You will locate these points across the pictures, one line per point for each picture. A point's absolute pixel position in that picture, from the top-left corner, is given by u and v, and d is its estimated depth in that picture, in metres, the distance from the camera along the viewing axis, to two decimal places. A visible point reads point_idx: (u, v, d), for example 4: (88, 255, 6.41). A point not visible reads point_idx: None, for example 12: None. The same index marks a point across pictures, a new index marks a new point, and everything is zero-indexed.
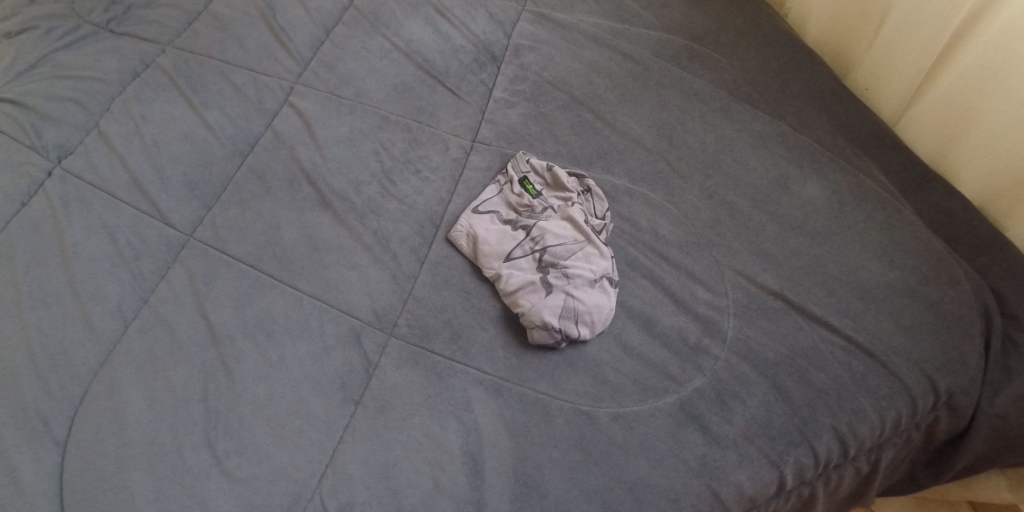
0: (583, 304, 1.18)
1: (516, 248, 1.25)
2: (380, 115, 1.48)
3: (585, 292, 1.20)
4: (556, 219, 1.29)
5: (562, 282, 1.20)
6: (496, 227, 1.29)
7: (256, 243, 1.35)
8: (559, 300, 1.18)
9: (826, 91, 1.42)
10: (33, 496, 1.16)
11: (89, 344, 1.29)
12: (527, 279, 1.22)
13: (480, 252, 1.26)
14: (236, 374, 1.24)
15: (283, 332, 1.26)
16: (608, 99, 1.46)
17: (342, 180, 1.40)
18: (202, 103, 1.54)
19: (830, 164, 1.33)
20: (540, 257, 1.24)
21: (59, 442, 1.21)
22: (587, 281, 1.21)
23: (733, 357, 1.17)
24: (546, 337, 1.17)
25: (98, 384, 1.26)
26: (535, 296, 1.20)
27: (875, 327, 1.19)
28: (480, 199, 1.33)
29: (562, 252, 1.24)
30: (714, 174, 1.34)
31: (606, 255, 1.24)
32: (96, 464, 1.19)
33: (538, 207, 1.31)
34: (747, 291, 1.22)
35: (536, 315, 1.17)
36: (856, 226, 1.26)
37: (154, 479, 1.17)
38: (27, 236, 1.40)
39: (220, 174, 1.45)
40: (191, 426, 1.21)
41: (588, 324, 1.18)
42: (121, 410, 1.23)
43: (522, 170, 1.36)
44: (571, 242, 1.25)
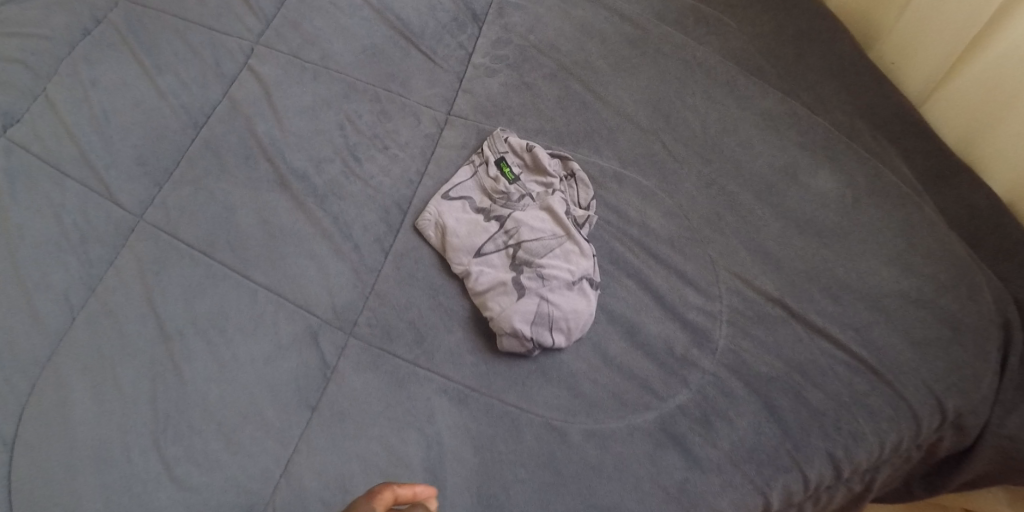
0: (558, 309, 1.07)
1: (487, 242, 1.14)
2: (346, 82, 1.33)
3: (561, 296, 1.08)
4: (534, 209, 1.17)
5: (535, 284, 1.08)
6: (468, 217, 1.17)
7: (208, 229, 1.25)
8: (532, 305, 1.07)
9: (847, 63, 1.26)
10: None
11: (35, 335, 1.21)
12: (498, 279, 1.10)
13: (448, 245, 1.15)
14: (186, 374, 1.16)
15: (236, 329, 1.17)
16: (600, 67, 1.30)
17: (302, 158, 1.27)
18: (156, 67, 1.41)
19: (845, 152, 1.19)
20: (514, 254, 1.12)
21: (5, 443, 1.14)
22: (564, 283, 1.09)
23: (722, 371, 1.06)
24: (517, 345, 1.06)
25: (44, 379, 1.18)
26: (506, 299, 1.08)
27: (882, 341, 1.07)
28: (451, 183, 1.21)
29: (538, 248, 1.11)
30: (714, 158, 1.20)
31: (587, 252, 1.12)
32: (41, 467, 1.11)
33: (515, 194, 1.18)
34: (744, 296, 1.10)
35: (505, 322, 1.06)
36: (869, 226, 1.13)
37: (100, 484, 1.10)
38: None
39: (173, 149, 1.33)
40: (140, 430, 1.13)
41: (563, 332, 1.07)
42: (65, 409, 1.15)
43: (499, 149, 1.22)
44: (549, 237, 1.13)
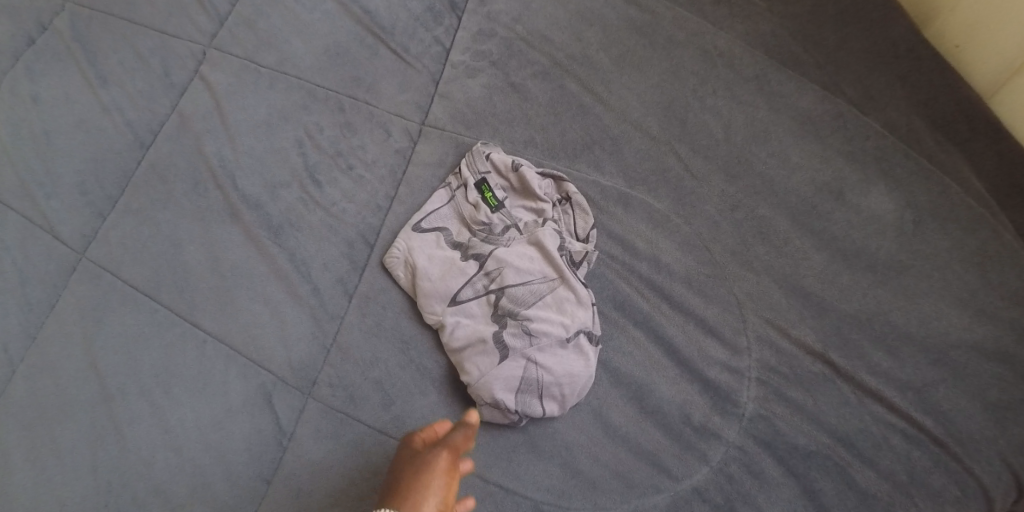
0: (549, 374, 0.89)
1: (464, 287, 0.95)
2: (306, 89, 1.14)
3: (553, 357, 0.90)
4: (521, 244, 0.97)
5: (521, 343, 0.90)
6: (442, 253, 0.98)
7: (152, 268, 1.08)
8: (517, 369, 0.89)
9: (902, 47, 1.02)
10: None
11: None
12: (476, 334, 0.92)
13: (418, 288, 0.96)
14: (131, 441, 1.00)
15: (182, 387, 1.02)
16: (600, 63, 1.10)
17: (255, 182, 1.09)
18: (100, 79, 1.20)
19: (905, 164, 0.98)
20: (496, 302, 0.93)
21: None
22: (557, 341, 0.90)
23: (748, 443, 0.88)
24: (499, 416, 0.89)
25: None
26: (486, 361, 0.90)
27: (948, 403, 0.87)
28: (424, 210, 1.01)
29: (526, 296, 0.93)
30: (741, 174, 1.00)
31: (584, 301, 0.93)
32: None
33: (498, 225, 0.99)
34: (778, 349, 0.91)
35: (486, 390, 0.88)
36: (934, 258, 0.93)
37: None
38: None
39: (117, 173, 1.14)
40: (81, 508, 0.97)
41: (556, 399, 0.89)
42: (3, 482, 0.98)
43: (480, 169, 1.02)
44: (539, 281, 0.94)
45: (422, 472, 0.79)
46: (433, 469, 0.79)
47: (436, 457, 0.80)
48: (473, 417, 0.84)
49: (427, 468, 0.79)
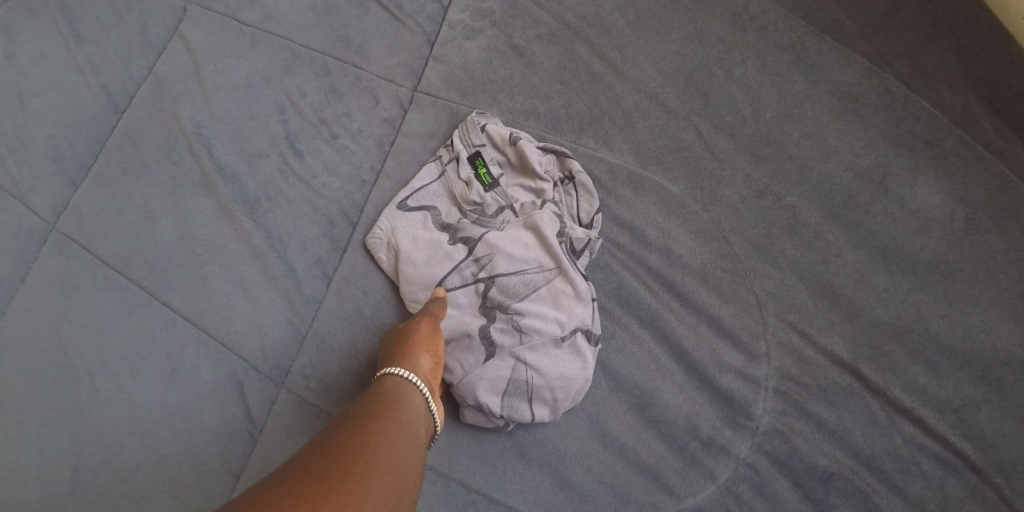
0: (540, 376, 0.79)
1: (450, 274, 0.85)
2: (290, 49, 1.04)
3: (545, 357, 0.80)
4: (516, 228, 0.87)
5: (510, 341, 0.80)
6: (428, 234, 0.88)
7: (123, 241, 0.98)
8: (504, 370, 0.80)
9: (960, 17, 0.88)
10: None
11: None
12: (459, 326, 0.82)
13: (401, 272, 0.87)
14: (95, 427, 0.90)
15: (152, 373, 0.92)
16: (614, 24, 0.98)
17: (231, 151, 1.00)
18: (76, 35, 1.11)
19: (959, 151, 0.86)
20: (484, 291, 0.83)
21: None
22: (551, 340, 0.80)
23: (760, 461, 0.78)
24: (482, 420, 0.80)
25: None
26: (469, 359, 0.81)
27: (992, 428, 0.76)
28: (411, 187, 0.91)
29: (517, 287, 0.83)
30: (769, 156, 0.88)
31: (583, 295, 0.82)
32: None
33: (491, 206, 0.89)
34: (801, 356, 0.81)
35: (469, 392, 0.79)
36: (985, 259, 0.81)
37: None
38: None
39: (89, 137, 1.05)
40: (40, 497, 0.87)
41: (548, 404, 0.80)
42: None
43: (474, 143, 0.92)
44: (533, 270, 0.84)
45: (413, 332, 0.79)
46: (424, 327, 0.80)
47: (422, 319, 0.80)
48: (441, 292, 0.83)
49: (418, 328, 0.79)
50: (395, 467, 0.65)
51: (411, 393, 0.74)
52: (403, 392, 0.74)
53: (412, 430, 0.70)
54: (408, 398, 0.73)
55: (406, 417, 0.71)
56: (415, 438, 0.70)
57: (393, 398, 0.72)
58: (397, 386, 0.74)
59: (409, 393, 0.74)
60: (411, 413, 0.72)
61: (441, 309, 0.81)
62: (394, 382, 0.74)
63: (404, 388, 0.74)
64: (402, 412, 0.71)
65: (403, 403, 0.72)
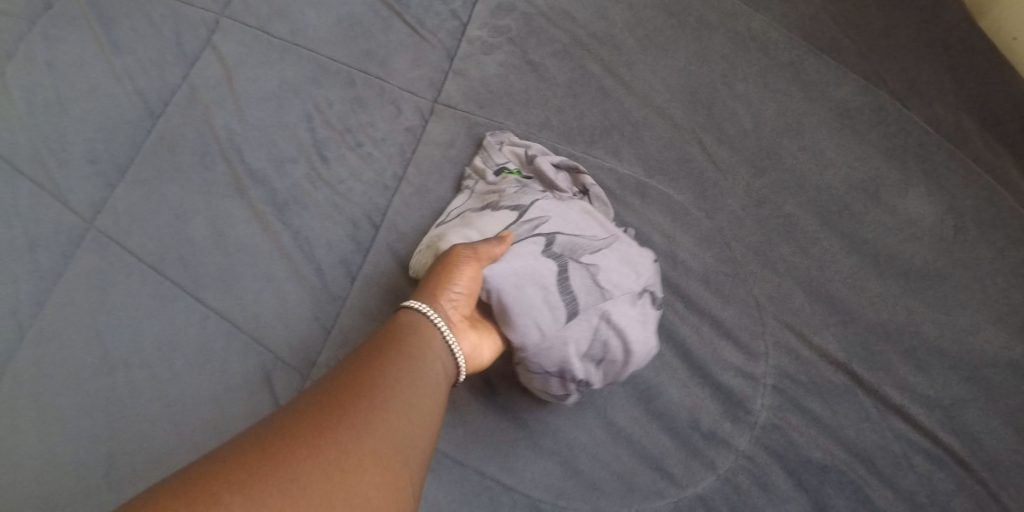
0: (618, 332, 0.82)
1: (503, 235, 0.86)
2: (317, 61, 1.10)
3: (623, 311, 0.83)
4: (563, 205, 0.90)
5: (594, 298, 0.82)
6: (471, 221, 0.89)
7: (158, 239, 1.04)
8: (589, 327, 0.82)
9: (954, 38, 0.95)
10: None
11: None
12: (532, 280, 0.82)
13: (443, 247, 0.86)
14: (130, 413, 0.96)
15: (183, 362, 0.98)
16: (624, 42, 1.04)
17: (261, 156, 1.06)
18: (113, 45, 1.19)
19: (947, 163, 0.91)
20: (548, 247, 0.85)
21: None
22: (628, 296, 0.84)
23: (759, 453, 0.83)
24: (557, 381, 0.82)
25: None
26: (548, 316, 0.81)
27: (979, 426, 0.81)
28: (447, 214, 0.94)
29: (587, 247, 0.86)
30: (769, 167, 0.94)
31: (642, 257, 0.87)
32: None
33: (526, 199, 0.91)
34: (798, 355, 0.86)
35: (556, 352, 0.80)
36: (974, 266, 0.87)
37: None
38: None
39: (127, 142, 1.12)
40: (79, 477, 0.93)
41: (621, 361, 0.82)
42: (9, 450, 0.95)
43: (497, 162, 0.97)
44: (596, 236, 0.88)
45: (445, 266, 0.80)
46: (456, 260, 0.80)
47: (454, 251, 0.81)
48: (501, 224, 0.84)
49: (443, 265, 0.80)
50: (403, 418, 0.67)
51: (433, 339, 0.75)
52: (419, 331, 0.75)
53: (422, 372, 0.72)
54: (420, 341, 0.74)
55: (417, 359, 0.72)
56: (424, 381, 0.71)
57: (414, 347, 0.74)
58: (413, 326, 0.76)
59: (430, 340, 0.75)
60: (420, 355, 0.73)
61: (486, 250, 0.81)
62: (411, 319, 0.76)
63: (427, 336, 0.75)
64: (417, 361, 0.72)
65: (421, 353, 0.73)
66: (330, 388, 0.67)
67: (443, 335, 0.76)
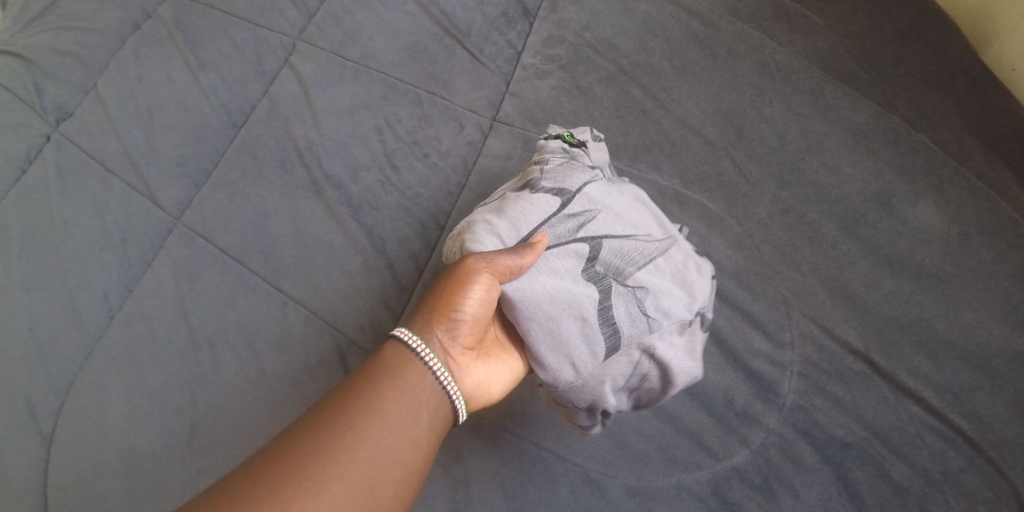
0: (652, 365, 0.92)
1: (542, 227, 0.94)
2: (387, 82, 1.23)
3: (659, 342, 0.92)
4: (618, 209, 0.98)
5: (635, 333, 0.91)
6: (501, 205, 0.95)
7: (242, 234, 1.17)
8: (627, 361, 0.91)
9: (956, 69, 1.08)
10: (13, 494, 1.09)
11: (75, 334, 1.17)
12: (571, 312, 0.89)
13: (470, 237, 0.92)
14: (214, 387, 1.10)
15: (265, 343, 1.11)
16: (663, 70, 1.16)
17: (337, 163, 1.19)
18: (199, 63, 1.32)
19: (953, 178, 1.03)
20: (593, 267, 0.93)
21: (44, 437, 1.13)
22: (668, 327, 0.93)
23: (787, 431, 0.93)
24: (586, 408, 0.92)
25: (82, 382, 1.15)
26: (586, 353, 0.90)
27: (987, 410, 0.91)
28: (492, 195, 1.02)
29: (635, 266, 0.95)
30: (793, 181, 1.06)
31: (688, 276, 0.96)
32: (79, 469, 1.10)
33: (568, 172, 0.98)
34: (820, 345, 0.96)
35: (595, 386, 0.90)
36: (979, 269, 0.97)
37: (128, 489, 1.08)
38: (18, 203, 1.25)
39: (213, 150, 1.25)
40: (168, 439, 1.10)
41: (650, 389, 0.93)
42: (105, 412, 1.12)
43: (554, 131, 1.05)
44: (650, 249, 0.96)
45: (454, 291, 0.86)
46: (464, 275, 0.87)
47: (465, 262, 0.87)
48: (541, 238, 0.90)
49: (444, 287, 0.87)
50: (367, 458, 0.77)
51: (425, 376, 0.83)
52: (400, 373, 0.82)
53: (385, 426, 0.79)
54: (396, 387, 0.81)
55: (382, 413, 0.79)
56: (387, 436, 0.79)
57: (400, 383, 0.82)
58: (394, 365, 0.83)
59: (420, 375, 0.83)
60: (387, 407, 0.80)
61: (503, 264, 0.87)
62: (395, 357, 0.83)
63: (420, 371, 0.83)
64: (400, 398, 0.81)
65: (406, 390, 0.81)
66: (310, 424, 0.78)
67: (436, 376, 0.84)
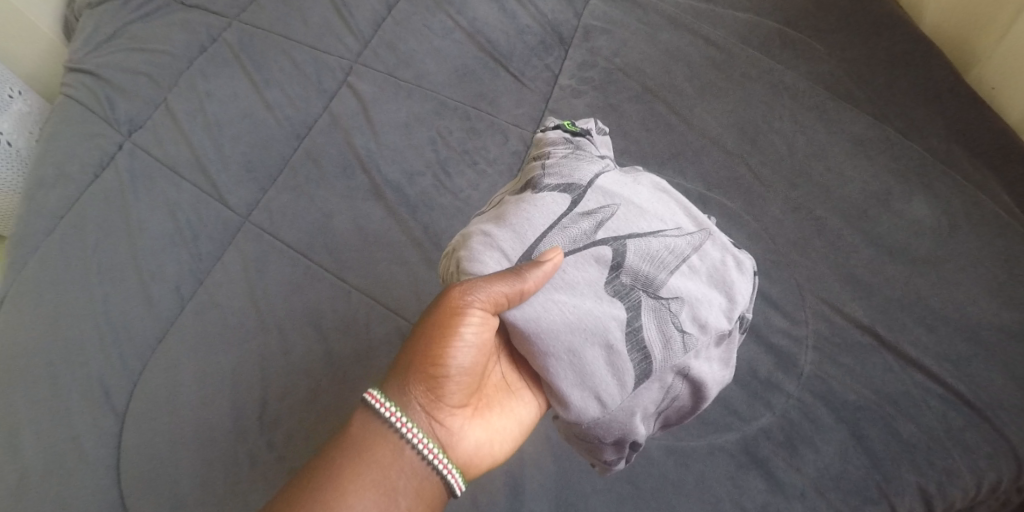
0: (681, 385, 0.98)
1: (554, 228, 1.00)
2: (438, 100, 1.38)
3: (690, 361, 0.98)
4: (642, 208, 1.04)
5: (665, 357, 0.97)
6: (508, 212, 1.02)
7: (308, 231, 1.30)
8: (659, 384, 0.97)
9: (943, 88, 1.24)
10: (90, 464, 1.19)
11: (149, 320, 1.28)
12: (594, 340, 0.94)
13: (474, 252, 0.98)
14: (282, 366, 1.21)
15: (330, 326, 1.22)
16: (685, 90, 1.32)
17: (395, 170, 1.33)
18: (263, 82, 1.47)
19: (942, 179, 1.17)
20: (621, 282, 0.98)
21: (118, 414, 1.23)
22: (699, 343, 0.99)
23: (806, 396, 1.05)
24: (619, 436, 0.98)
25: (155, 362, 1.25)
26: (614, 385, 0.95)
27: (981, 376, 1.04)
28: (494, 200, 1.09)
29: (665, 278, 1.00)
30: (802, 183, 1.20)
31: (717, 278, 1.03)
32: (153, 442, 1.19)
33: (570, 172, 1.05)
34: (832, 322, 1.09)
35: (628, 415, 0.96)
36: (969, 256, 1.11)
37: (200, 459, 1.17)
38: (97, 206, 1.39)
39: (278, 157, 1.39)
40: (237, 415, 1.19)
41: (680, 406, 1.00)
42: (176, 388, 1.22)
43: (551, 126, 1.14)
44: (680, 258, 1.02)
45: (445, 343, 0.93)
46: (454, 317, 0.92)
47: (454, 298, 0.93)
48: (552, 256, 0.95)
49: (430, 333, 0.93)
50: None
51: (404, 450, 0.89)
52: (370, 450, 0.88)
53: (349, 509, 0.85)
54: (368, 466, 0.87)
55: (346, 496, 0.85)
56: None
57: (373, 460, 0.88)
58: (368, 441, 0.89)
59: (398, 449, 0.89)
60: (355, 488, 0.86)
61: (492, 294, 0.92)
62: (370, 429, 0.89)
63: (397, 446, 0.89)
64: (370, 477, 0.87)
65: (377, 470, 0.87)
66: (291, 493, 0.86)
67: (416, 448, 0.89)
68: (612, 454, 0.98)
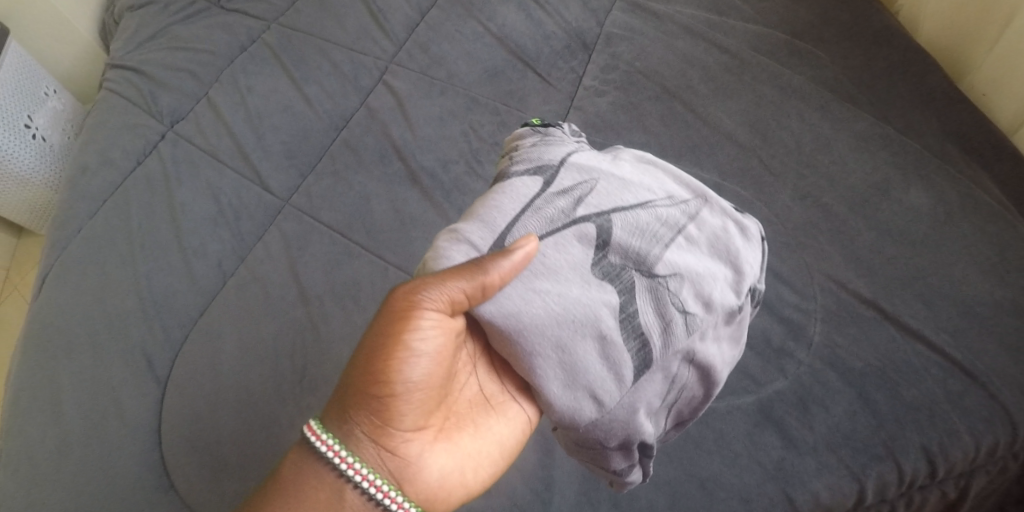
0: (684, 372, 1.01)
1: (527, 212, 1.02)
2: (470, 97, 1.49)
3: (689, 345, 1.01)
4: (620, 183, 1.06)
5: (663, 343, 0.99)
6: (476, 208, 1.04)
7: (347, 213, 1.38)
8: (661, 374, 1.00)
9: (936, 92, 1.36)
10: (133, 427, 1.24)
11: (190, 293, 1.35)
12: (585, 332, 0.96)
13: (441, 251, 1.00)
14: (322, 335, 1.28)
15: (368, 299, 1.30)
16: (700, 91, 1.43)
17: (430, 158, 1.43)
18: (303, 78, 1.56)
19: (937, 171, 1.28)
20: (614, 265, 1.01)
21: (160, 381, 1.28)
22: (701, 323, 1.01)
23: (817, 362, 1.13)
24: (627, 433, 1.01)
25: (197, 331, 1.32)
26: (612, 378, 0.97)
27: (977, 346, 1.13)
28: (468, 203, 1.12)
29: (659, 255, 1.02)
30: (809, 174, 1.30)
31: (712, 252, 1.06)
32: (194, 406, 1.25)
33: (539, 160, 1.07)
34: (839, 297, 1.18)
35: (635, 411, 0.99)
36: (963, 239, 1.21)
37: (241, 421, 1.23)
38: (142, 190, 1.47)
39: (317, 147, 1.48)
40: (277, 380, 1.25)
41: (688, 394, 1.04)
42: (217, 355, 1.28)
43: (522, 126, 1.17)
44: (674, 233, 1.04)
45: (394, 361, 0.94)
46: (403, 330, 0.94)
47: (404, 307, 0.95)
48: (524, 245, 0.96)
49: (374, 348, 0.95)
50: None
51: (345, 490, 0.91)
52: (309, 493, 0.91)
53: None
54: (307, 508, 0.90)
55: None
56: None
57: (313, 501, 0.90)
58: (307, 483, 0.91)
59: (338, 489, 0.91)
60: None
61: (446, 295, 0.94)
62: (310, 471, 0.92)
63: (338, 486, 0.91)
64: None
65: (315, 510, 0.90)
66: None
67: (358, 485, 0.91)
68: (622, 459, 1.01)
